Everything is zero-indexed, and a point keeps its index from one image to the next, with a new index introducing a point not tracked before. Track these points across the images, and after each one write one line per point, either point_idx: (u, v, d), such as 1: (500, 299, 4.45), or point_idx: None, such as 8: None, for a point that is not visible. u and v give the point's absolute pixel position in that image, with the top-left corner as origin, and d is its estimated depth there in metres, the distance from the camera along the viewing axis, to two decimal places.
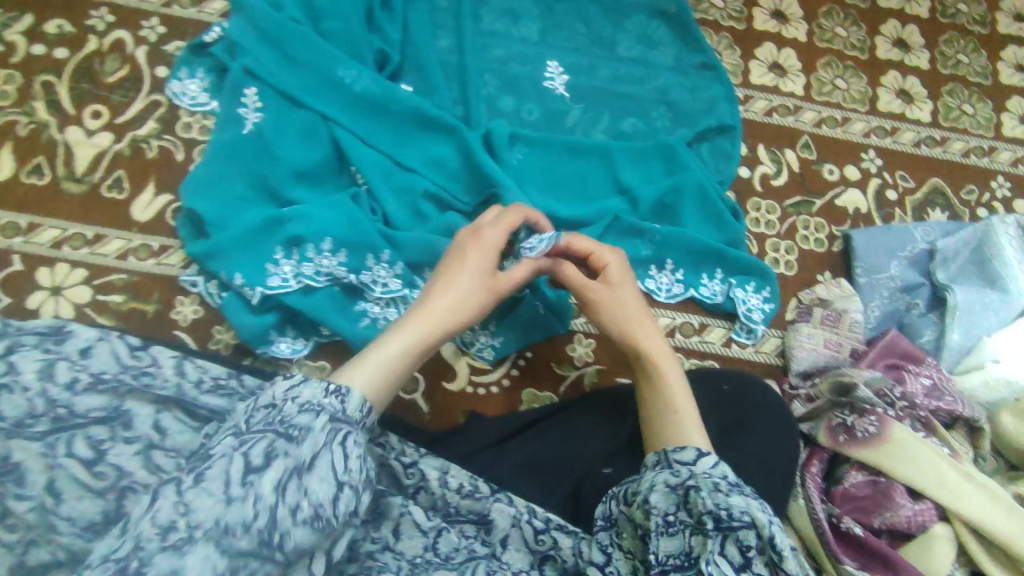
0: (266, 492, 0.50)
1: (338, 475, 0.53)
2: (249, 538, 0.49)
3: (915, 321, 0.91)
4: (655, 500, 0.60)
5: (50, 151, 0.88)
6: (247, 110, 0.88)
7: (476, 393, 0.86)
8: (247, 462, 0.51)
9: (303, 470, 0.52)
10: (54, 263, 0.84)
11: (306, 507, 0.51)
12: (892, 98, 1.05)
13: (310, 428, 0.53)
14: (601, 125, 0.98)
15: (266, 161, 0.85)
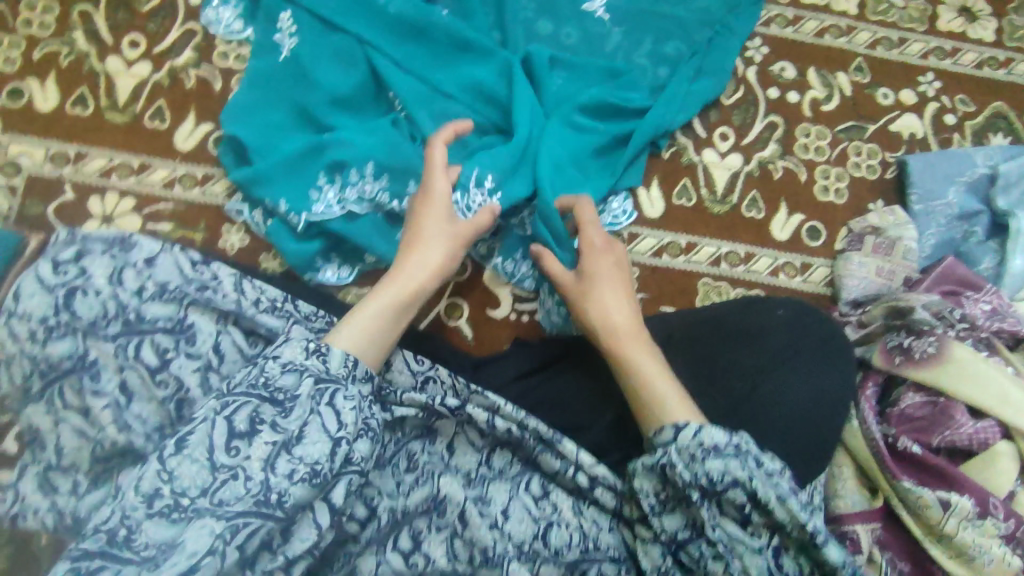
0: (252, 463, 0.49)
1: (332, 434, 0.52)
2: (244, 501, 0.48)
3: (973, 249, 0.88)
4: (641, 483, 0.62)
5: (92, 81, 0.88)
6: (282, 36, 0.86)
7: (521, 321, 0.87)
8: (230, 427, 0.50)
9: (294, 439, 0.50)
10: (104, 192, 0.86)
11: (303, 468, 0.49)
12: (953, 17, 0.99)
13: (296, 394, 0.53)
14: (644, 45, 0.92)
15: (305, 87, 0.84)
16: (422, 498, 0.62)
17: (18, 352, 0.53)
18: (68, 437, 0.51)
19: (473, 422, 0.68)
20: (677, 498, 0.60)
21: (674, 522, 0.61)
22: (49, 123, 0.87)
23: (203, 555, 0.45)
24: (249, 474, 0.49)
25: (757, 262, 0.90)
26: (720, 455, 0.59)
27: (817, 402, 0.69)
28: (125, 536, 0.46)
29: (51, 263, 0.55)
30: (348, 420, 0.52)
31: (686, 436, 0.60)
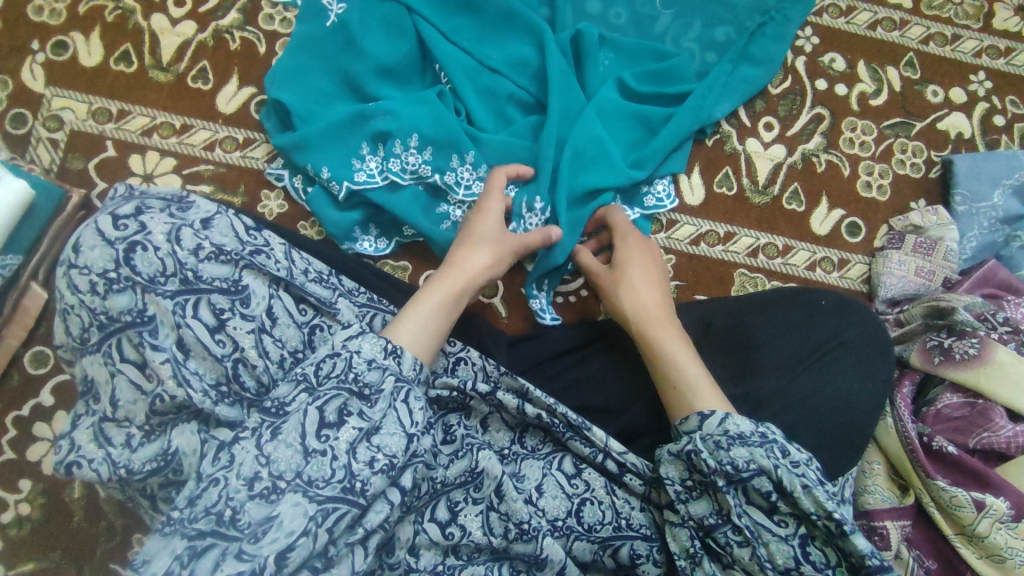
0: (341, 450, 0.51)
1: (407, 428, 0.54)
2: (333, 486, 0.50)
3: (1015, 254, 0.86)
4: (666, 471, 0.63)
5: (136, 39, 0.88)
6: (331, 2, 0.85)
7: (555, 302, 0.87)
8: (321, 416, 0.52)
9: (372, 430, 0.52)
10: (145, 151, 0.86)
11: (382, 458, 0.51)
12: (1011, 15, 0.96)
13: (380, 388, 0.54)
14: (694, 30, 0.91)
15: (352, 55, 0.83)
16: (462, 469, 0.63)
17: (77, 303, 0.54)
18: (124, 390, 0.53)
19: (505, 408, 0.68)
20: (704, 487, 0.61)
21: (700, 509, 0.61)
22: (93, 79, 0.87)
23: (299, 535, 0.48)
24: (337, 454, 0.51)
25: (795, 255, 0.89)
26: (745, 443, 0.59)
27: (856, 394, 0.69)
28: (214, 517, 0.49)
29: (110, 217, 0.55)
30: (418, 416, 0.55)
31: (710, 426, 0.61)
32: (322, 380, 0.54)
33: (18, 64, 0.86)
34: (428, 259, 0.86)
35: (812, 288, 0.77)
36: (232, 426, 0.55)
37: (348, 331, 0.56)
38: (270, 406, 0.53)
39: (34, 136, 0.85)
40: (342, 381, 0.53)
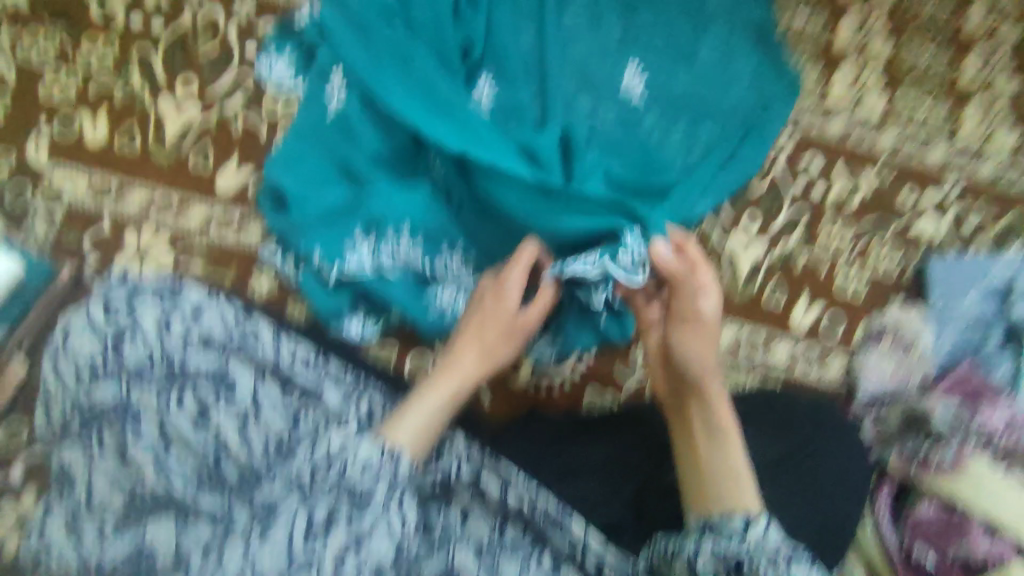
0: (326, 566, 0.48)
1: (398, 535, 0.52)
2: None
3: (990, 356, 0.88)
4: (700, 566, 0.59)
5: (143, 118, 0.91)
6: (332, 92, 0.88)
7: (539, 388, 0.87)
8: (310, 518, 0.50)
9: (362, 536, 0.50)
10: (142, 226, 0.88)
11: (370, 567, 0.50)
12: (977, 126, 1.01)
13: (373, 494, 0.52)
14: (677, 131, 0.95)
15: (350, 145, 0.86)
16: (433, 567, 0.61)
17: (69, 390, 0.55)
18: (101, 480, 0.53)
19: (485, 495, 0.68)
20: None
21: None
22: (97, 153, 0.89)
23: None
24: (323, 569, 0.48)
25: (775, 349, 0.91)
26: (803, 562, 0.58)
27: (834, 497, 0.69)
28: None
29: (103, 305, 0.57)
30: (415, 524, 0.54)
31: (759, 535, 0.59)
32: (315, 482, 0.52)
33: (25, 137, 0.89)
34: (414, 340, 0.87)
35: (787, 393, 0.77)
36: (215, 518, 0.52)
37: (346, 431, 0.55)
38: (259, 510, 0.50)
39: (33, 207, 0.87)
40: (334, 483, 0.52)
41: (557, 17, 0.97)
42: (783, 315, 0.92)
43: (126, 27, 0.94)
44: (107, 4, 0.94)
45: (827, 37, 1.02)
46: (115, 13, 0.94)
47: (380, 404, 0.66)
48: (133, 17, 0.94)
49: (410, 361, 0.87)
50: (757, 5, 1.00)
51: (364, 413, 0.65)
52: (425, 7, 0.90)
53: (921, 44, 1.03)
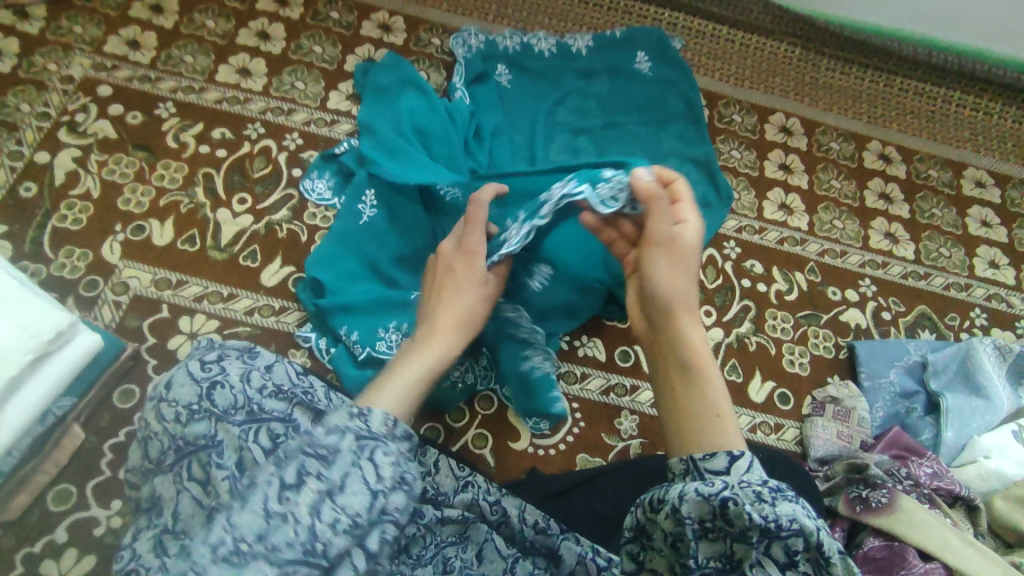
0: (303, 515, 0.57)
1: (369, 486, 0.60)
2: (294, 550, 0.56)
3: (915, 422, 1.04)
4: (687, 510, 0.58)
5: (202, 226, 1.09)
6: (364, 207, 1.08)
7: (538, 453, 0.99)
8: (282, 481, 0.59)
9: (337, 487, 0.59)
10: (194, 314, 1.02)
11: (345, 518, 0.58)
12: (881, 238, 1.26)
13: (339, 450, 0.61)
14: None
15: (379, 249, 1.05)
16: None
17: (160, 429, 0.66)
18: (186, 504, 0.62)
19: (507, 521, 0.81)
20: (732, 535, 0.57)
21: (710, 551, 0.59)
22: (161, 254, 1.06)
23: None
24: (298, 518, 0.57)
25: (738, 419, 1.06)
26: (788, 497, 0.56)
27: None
28: None
29: (199, 361, 0.69)
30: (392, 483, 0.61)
31: (739, 470, 0.60)
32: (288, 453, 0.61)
33: (101, 241, 1.06)
34: (427, 411, 1.00)
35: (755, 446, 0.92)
36: None
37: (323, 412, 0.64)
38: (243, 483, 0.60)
39: (102, 298, 1.02)
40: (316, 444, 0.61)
41: (545, 154, 1.22)
42: (742, 388, 1.08)
43: (195, 155, 1.15)
44: (181, 138, 1.16)
45: (757, 171, 1.29)
46: (188, 145, 1.16)
47: None
48: (202, 148, 1.16)
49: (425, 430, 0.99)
50: (700, 146, 1.28)
51: None
52: (442, 144, 1.13)
53: (830, 179, 1.31)
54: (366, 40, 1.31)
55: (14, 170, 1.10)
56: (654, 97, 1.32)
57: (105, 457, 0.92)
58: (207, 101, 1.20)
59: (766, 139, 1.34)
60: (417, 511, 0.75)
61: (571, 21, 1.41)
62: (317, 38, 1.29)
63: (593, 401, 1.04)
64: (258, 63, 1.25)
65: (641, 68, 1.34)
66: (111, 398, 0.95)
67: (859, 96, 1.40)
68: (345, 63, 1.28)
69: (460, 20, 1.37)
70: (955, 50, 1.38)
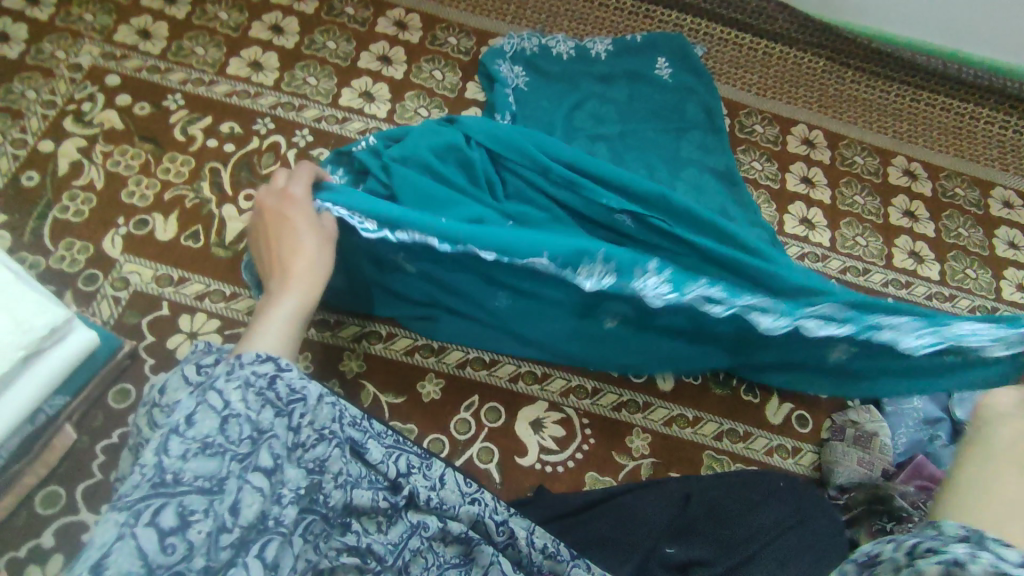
0: (149, 458, 0.54)
1: (218, 411, 0.56)
2: (143, 485, 0.53)
3: (939, 451, 1.00)
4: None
5: (207, 222, 1.06)
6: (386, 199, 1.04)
7: (545, 470, 0.96)
8: (146, 451, 0.55)
9: (184, 423, 0.56)
10: (195, 312, 0.99)
11: (193, 445, 0.55)
12: (905, 257, 1.22)
13: (181, 400, 0.58)
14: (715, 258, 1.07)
15: None
16: (320, 454, 0.63)
17: (153, 436, 0.62)
18: None
19: (514, 542, 0.77)
20: None
21: None
22: (163, 249, 1.03)
23: (114, 538, 0.50)
24: (144, 462, 0.54)
25: (754, 441, 1.02)
26: None
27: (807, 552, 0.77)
28: None
29: (195, 365, 0.65)
30: (252, 403, 0.58)
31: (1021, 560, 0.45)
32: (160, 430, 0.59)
33: (103, 234, 1.03)
34: (431, 420, 0.97)
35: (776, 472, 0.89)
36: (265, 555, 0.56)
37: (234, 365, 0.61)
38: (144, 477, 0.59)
39: (101, 293, 0.99)
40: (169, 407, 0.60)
41: None
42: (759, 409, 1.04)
43: (202, 149, 1.12)
44: (189, 131, 1.13)
45: (778, 183, 1.25)
46: (195, 138, 1.13)
47: (416, 460, 0.76)
48: (209, 141, 1.13)
49: (429, 441, 0.95)
50: (720, 157, 1.24)
51: (404, 468, 0.74)
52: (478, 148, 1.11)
53: (853, 194, 1.27)
54: (380, 37, 1.28)
55: (17, 158, 1.07)
56: (674, 104, 1.29)
57: (96, 460, 0.89)
58: (216, 94, 1.17)
59: (787, 150, 1.30)
60: (420, 524, 0.72)
61: (591, 24, 1.37)
62: (331, 34, 1.27)
63: (605, 418, 1.00)
64: (270, 56, 1.22)
65: (661, 74, 1.30)
66: (106, 398, 0.92)
67: (885, 110, 1.36)
68: (358, 60, 1.25)
69: (478, 20, 1.34)
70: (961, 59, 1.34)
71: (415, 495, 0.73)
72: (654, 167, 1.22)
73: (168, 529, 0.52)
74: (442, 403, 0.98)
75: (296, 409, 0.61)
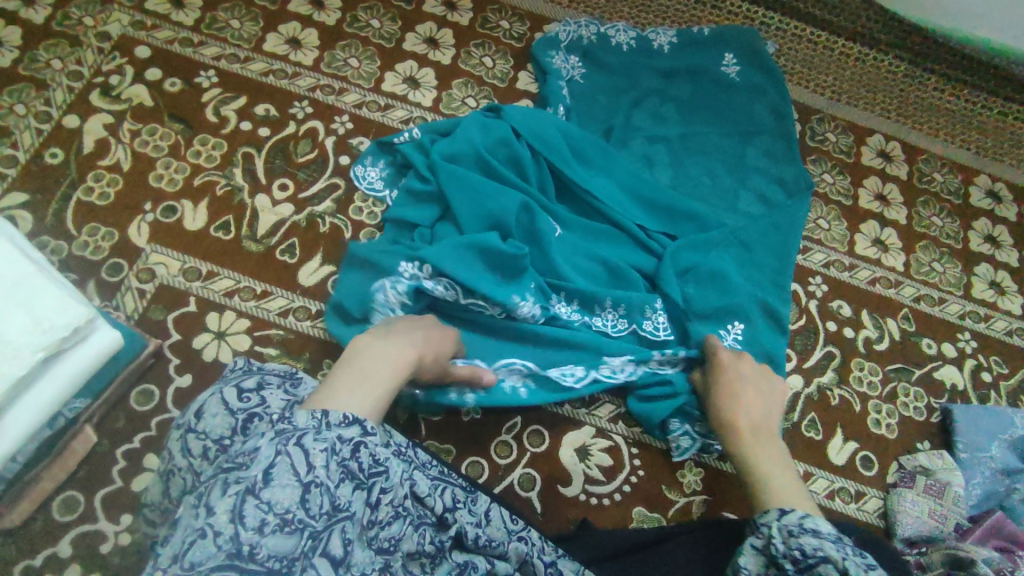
0: (223, 522, 0.47)
1: (302, 478, 0.51)
2: (216, 550, 0.46)
3: (1018, 507, 0.92)
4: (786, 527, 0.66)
5: (239, 212, 0.99)
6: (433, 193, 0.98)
7: (589, 502, 0.89)
8: (208, 508, 0.49)
9: (260, 482, 0.49)
10: (223, 310, 0.93)
11: (274, 515, 0.48)
12: (985, 288, 1.12)
13: (257, 451, 0.51)
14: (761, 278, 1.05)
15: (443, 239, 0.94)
16: (394, 534, 0.58)
17: (185, 466, 0.57)
18: None
19: None
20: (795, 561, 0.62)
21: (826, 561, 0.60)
22: (192, 240, 0.96)
23: None
24: (219, 529, 0.47)
25: (814, 482, 0.95)
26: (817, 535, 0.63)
27: None
28: None
29: (236, 389, 0.59)
30: (336, 475, 0.53)
31: (790, 518, 0.67)
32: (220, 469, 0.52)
33: (128, 220, 0.96)
34: (470, 441, 0.90)
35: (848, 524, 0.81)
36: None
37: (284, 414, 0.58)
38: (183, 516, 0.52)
39: (125, 284, 0.93)
40: (237, 450, 0.53)
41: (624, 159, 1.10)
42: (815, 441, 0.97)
43: (236, 132, 1.05)
44: (222, 112, 1.06)
45: (850, 199, 1.16)
46: (228, 120, 1.05)
47: (461, 494, 0.70)
48: (243, 124, 1.05)
49: (466, 465, 0.89)
50: (789, 167, 1.14)
51: (450, 501, 0.67)
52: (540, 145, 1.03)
53: (930, 215, 1.17)
54: (428, 17, 1.19)
55: (40, 133, 1.00)
56: (741, 105, 1.19)
57: (116, 465, 0.84)
58: (252, 72, 1.09)
59: (861, 163, 1.20)
60: (468, 564, 0.65)
61: (653, 12, 1.27)
62: (375, 11, 1.18)
63: (656, 449, 0.93)
64: (310, 33, 1.14)
65: (727, 72, 1.20)
66: (127, 399, 0.86)
67: (968, 124, 1.25)
68: (403, 41, 1.16)
69: (532, 3, 1.24)
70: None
71: (462, 535, 0.66)
72: (715, 175, 1.13)
73: None
74: (482, 423, 0.91)
75: (377, 485, 0.57)
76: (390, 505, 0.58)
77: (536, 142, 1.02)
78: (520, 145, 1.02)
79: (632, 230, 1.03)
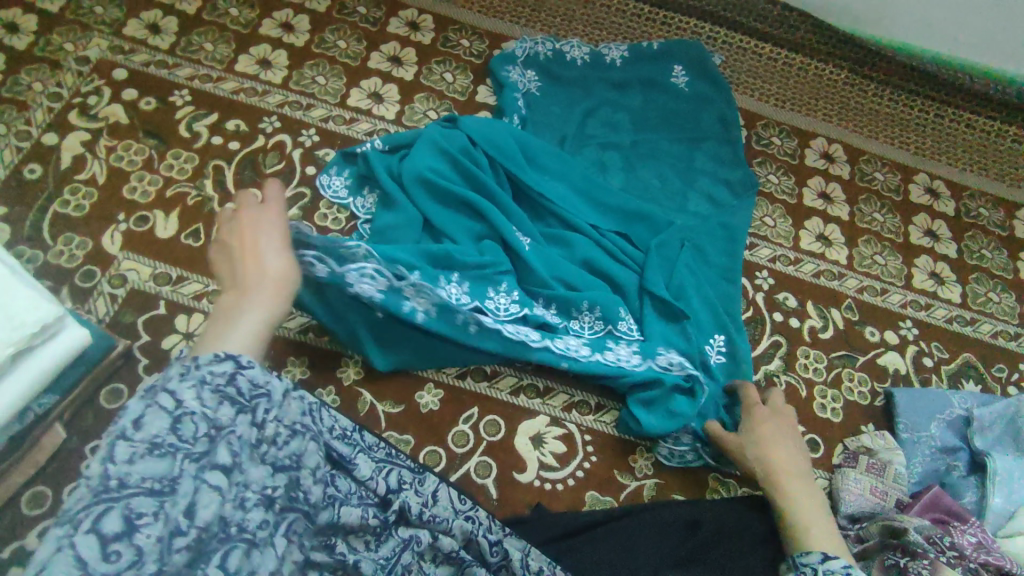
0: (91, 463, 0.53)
1: (163, 419, 0.55)
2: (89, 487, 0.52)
3: (956, 483, 0.96)
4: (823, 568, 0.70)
5: (208, 220, 1.04)
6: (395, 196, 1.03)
7: (543, 488, 0.93)
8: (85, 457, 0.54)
9: (130, 428, 0.54)
10: (192, 312, 0.97)
11: (134, 452, 0.53)
12: (926, 278, 1.18)
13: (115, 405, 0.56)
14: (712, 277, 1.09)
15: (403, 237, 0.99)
16: (293, 451, 0.63)
17: None
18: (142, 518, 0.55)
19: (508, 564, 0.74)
20: None
21: None
22: (163, 247, 1.01)
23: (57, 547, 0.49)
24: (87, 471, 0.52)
25: None
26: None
27: None
28: None
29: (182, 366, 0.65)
30: (208, 401, 0.57)
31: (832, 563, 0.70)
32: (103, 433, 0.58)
33: (102, 230, 1.01)
34: (429, 432, 0.94)
35: None
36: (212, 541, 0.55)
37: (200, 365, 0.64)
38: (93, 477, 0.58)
39: (98, 290, 0.97)
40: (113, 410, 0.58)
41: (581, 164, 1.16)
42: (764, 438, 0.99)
43: (207, 146, 1.10)
44: (194, 128, 1.12)
45: (795, 198, 1.22)
46: (200, 135, 1.11)
47: (407, 476, 0.77)
48: (214, 139, 1.11)
49: (424, 454, 0.93)
50: (735, 169, 1.21)
51: (394, 483, 0.76)
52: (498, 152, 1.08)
53: (872, 211, 1.23)
54: (392, 37, 1.26)
55: (19, 151, 1.06)
56: (690, 113, 1.25)
57: (86, 460, 0.87)
58: (224, 91, 1.16)
59: (806, 164, 1.26)
60: (412, 539, 0.71)
61: (606, 29, 1.35)
62: (342, 33, 1.25)
63: (608, 435, 0.97)
64: (279, 54, 1.21)
65: (676, 82, 1.27)
66: (97, 397, 0.90)
67: (913, 125, 1.32)
68: (368, 60, 1.23)
69: (491, 22, 1.31)
70: (949, 61, 1.29)
71: (406, 511, 0.73)
72: (666, 178, 1.19)
73: (113, 539, 0.50)
74: (440, 414, 0.95)
75: (259, 402, 0.60)
76: (278, 422, 0.62)
77: (492, 149, 1.08)
78: (477, 152, 1.07)
79: (585, 229, 1.08)
